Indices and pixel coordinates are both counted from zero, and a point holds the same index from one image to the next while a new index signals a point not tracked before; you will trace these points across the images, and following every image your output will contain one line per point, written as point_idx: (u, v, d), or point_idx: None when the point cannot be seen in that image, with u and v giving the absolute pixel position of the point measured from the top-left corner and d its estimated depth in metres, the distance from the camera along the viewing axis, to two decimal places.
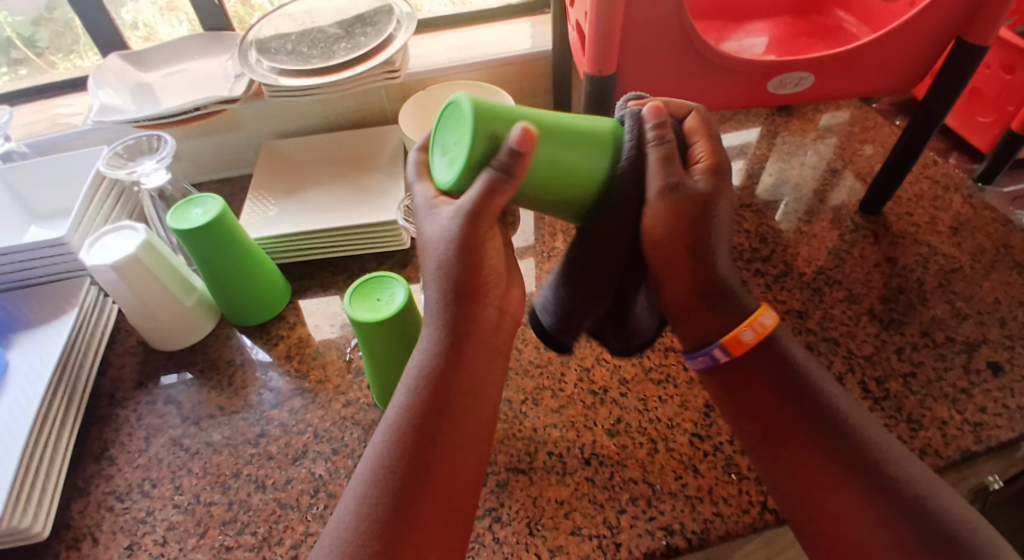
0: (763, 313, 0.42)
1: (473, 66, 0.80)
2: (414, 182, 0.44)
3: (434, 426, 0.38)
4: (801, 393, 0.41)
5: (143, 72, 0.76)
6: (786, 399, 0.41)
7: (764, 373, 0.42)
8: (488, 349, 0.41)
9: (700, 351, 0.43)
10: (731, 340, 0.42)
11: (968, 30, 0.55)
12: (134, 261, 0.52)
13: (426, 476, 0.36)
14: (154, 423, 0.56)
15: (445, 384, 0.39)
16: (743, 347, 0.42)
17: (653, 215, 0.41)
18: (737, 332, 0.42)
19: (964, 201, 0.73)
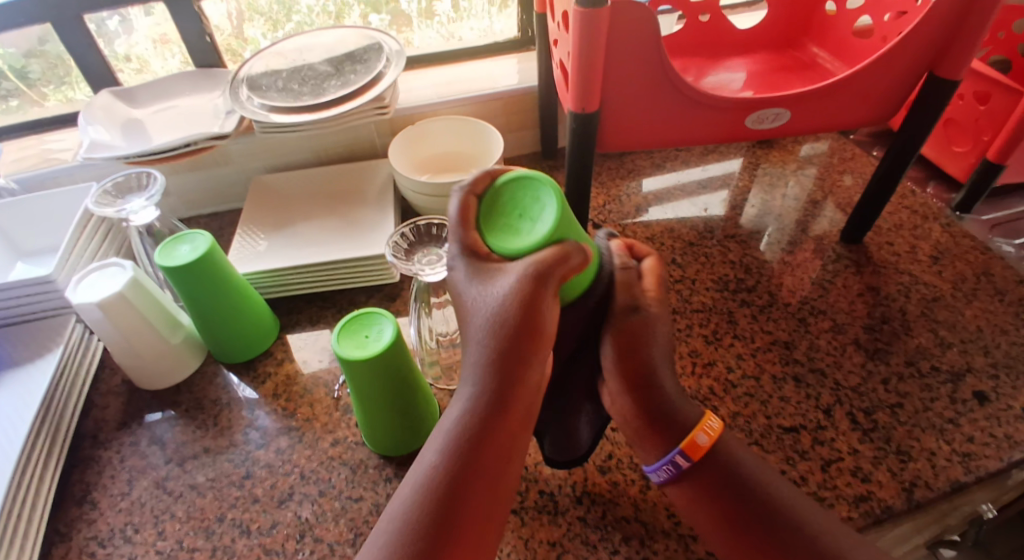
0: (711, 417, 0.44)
1: (461, 100, 0.81)
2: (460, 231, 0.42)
3: (465, 486, 0.38)
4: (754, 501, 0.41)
5: (133, 108, 0.77)
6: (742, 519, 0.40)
7: (718, 482, 0.42)
8: (522, 414, 0.42)
9: (662, 461, 0.43)
10: (689, 447, 0.42)
11: (939, 65, 0.57)
12: (120, 299, 0.52)
13: (449, 541, 0.37)
14: (138, 464, 0.55)
15: (483, 439, 0.40)
16: (700, 450, 0.42)
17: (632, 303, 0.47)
18: (693, 436, 0.43)
19: (943, 229, 0.75)
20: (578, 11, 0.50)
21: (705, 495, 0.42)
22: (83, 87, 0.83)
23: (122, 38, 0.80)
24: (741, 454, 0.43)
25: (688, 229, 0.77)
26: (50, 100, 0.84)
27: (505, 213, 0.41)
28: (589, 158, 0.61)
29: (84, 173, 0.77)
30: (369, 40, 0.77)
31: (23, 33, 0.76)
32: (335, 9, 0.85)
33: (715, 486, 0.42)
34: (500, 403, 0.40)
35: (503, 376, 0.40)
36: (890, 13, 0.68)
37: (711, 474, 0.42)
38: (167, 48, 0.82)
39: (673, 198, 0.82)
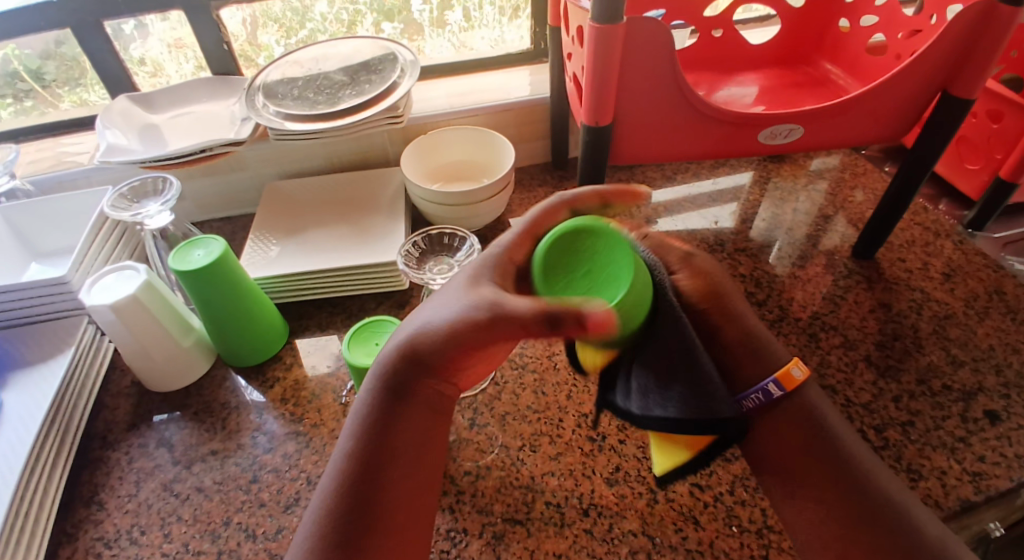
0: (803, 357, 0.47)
1: (474, 110, 0.82)
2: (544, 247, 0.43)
3: (376, 473, 0.41)
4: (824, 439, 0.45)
5: (150, 113, 0.78)
6: (818, 458, 0.44)
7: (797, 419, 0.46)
8: (430, 405, 0.44)
9: (754, 388, 0.46)
10: (784, 376, 0.45)
11: (953, 84, 0.57)
12: (133, 302, 0.52)
13: (364, 524, 0.39)
14: (145, 466, 0.55)
15: (393, 430, 0.42)
16: (795, 381, 0.45)
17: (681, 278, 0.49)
18: (788, 369, 0.45)
19: (955, 246, 0.74)
20: (593, 25, 0.51)
21: (787, 431, 0.46)
22: (98, 88, 0.84)
23: (138, 42, 0.81)
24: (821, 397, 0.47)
25: (697, 241, 0.77)
26: (64, 101, 0.86)
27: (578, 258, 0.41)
28: (600, 170, 0.61)
29: (100, 175, 0.78)
30: (384, 50, 0.78)
31: (40, 35, 0.78)
32: (350, 17, 0.86)
33: (796, 424, 0.45)
34: (406, 396, 0.43)
35: (411, 371, 0.43)
36: (903, 31, 0.68)
37: (798, 411, 0.46)
38: (182, 52, 0.83)
39: (683, 210, 0.82)
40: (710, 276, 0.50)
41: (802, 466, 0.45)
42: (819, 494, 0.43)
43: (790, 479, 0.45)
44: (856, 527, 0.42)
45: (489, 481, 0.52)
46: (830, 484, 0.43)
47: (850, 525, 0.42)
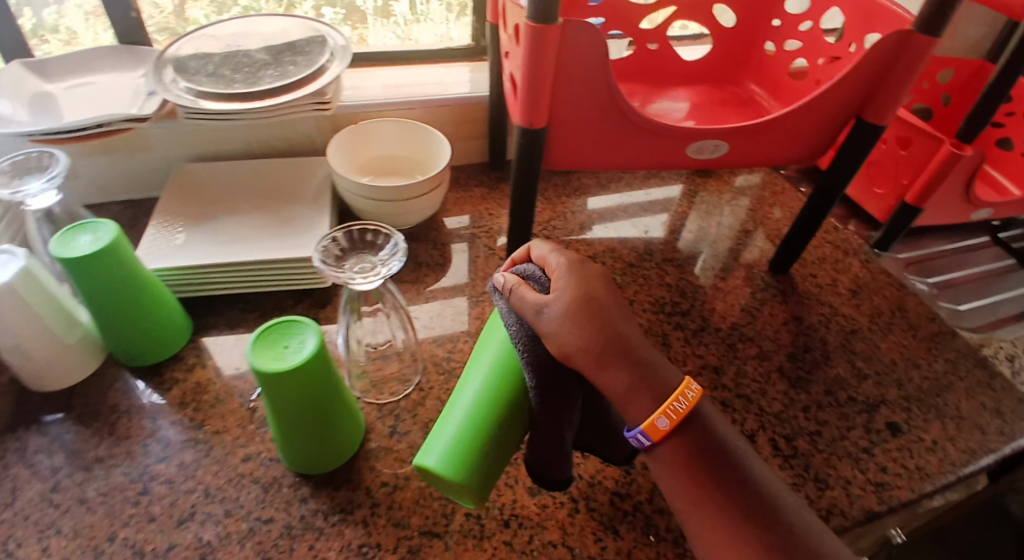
0: (677, 398, 0.42)
1: (410, 104, 0.79)
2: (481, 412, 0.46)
3: None
4: (721, 462, 0.41)
5: (45, 82, 0.70)
6: (720, 475, 0.40)
7: (693, 443, 0.41)
8: None
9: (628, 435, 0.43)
10: (649, 428, 0.41)
11: (866, 110, 0.61)
12: (7, 291, 0.46)
13: None
14: (17, 476, 0.49)
15: None
16: (660, 432, 0.41)
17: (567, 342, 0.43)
18: (653, 419, 0.41)
19: (862, 264, 0.79)
20: (527, 24, 0.49)
21: (681, 458, 0.41)
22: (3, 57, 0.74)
23: (53, 7, 0.72)
24: (713, 417, 0.44)
25: (628, 249, 0.78)
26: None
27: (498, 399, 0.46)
28: (532, 174, 0.60)
29: None
30: (313, 32, 0.74)
31: None
32: None
33: (690, 449, 0.41)
34: None
35: None
36: (823, 58, 0.72)
37: (690, 436, 0.42)
38: (97, 19, 0.75)
39: (616, 218, 0.83)
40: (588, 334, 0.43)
41: (703, 492, 0.40)
42: (726, 518, 0.39)
43: (693, 509, 0.40)
44: (764, 553, 0.38)
45: (408, 492, 0.50)
46: (733, 503, 0.39)
47: (758, 553, 0.38)
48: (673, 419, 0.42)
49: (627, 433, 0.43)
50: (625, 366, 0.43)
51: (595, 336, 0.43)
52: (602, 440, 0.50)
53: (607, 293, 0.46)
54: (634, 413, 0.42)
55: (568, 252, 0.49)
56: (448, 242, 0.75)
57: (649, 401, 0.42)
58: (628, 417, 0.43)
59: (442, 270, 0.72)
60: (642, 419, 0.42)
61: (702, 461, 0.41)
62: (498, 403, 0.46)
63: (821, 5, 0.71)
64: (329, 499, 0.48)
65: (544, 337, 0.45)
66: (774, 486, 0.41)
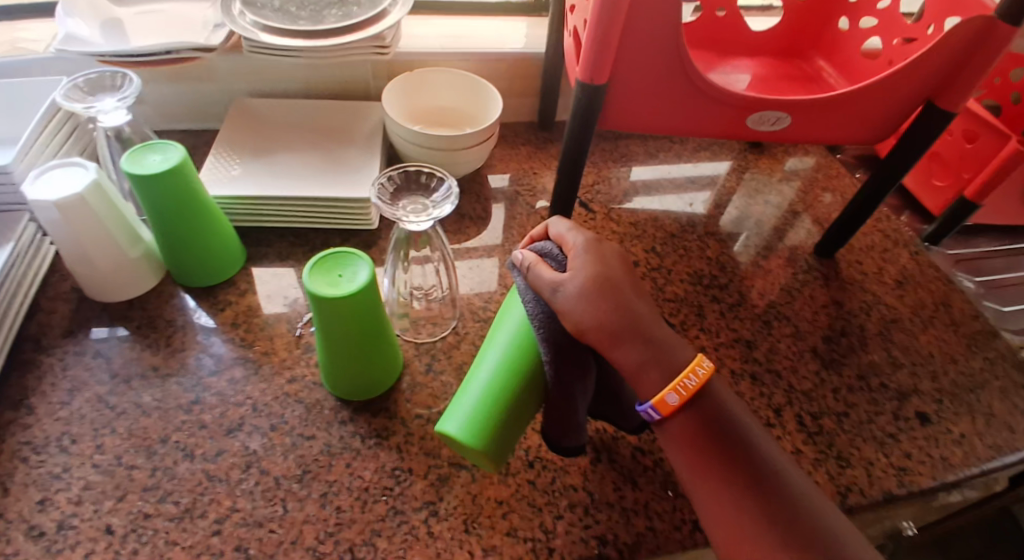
0: (686, 376, 0.43)
1: (464, 55, 0.79)
2: (498, 386, 0.46)
3: None
4: (731, 437, 0.42)
5: (116, 6, 0.72)
6: (729, 449, 0.42)
7: (703, 419, 0.43)
8: None
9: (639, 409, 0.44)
10: (659, 403, 0.43)
11: (939, 96, 0.59)
12: (80, 202, 0.49)
13: None
14: (80, 375, 0.52)
15: None
16: (669, 409, 0.43)
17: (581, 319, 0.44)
18: (663, 395, 0.43)
19: (910, 256, 0.78)
20: None
21: (690, 433, 0.42)
22: None
23: None
24: (726, 394, 0.45)
25: (670, 220, 0.78)
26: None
27: (517, 371, 0.47)
28: (588, 135, 0.61)
29: (56, 66, 0.72)
30: None
31: None
32: None
33: (699, 425, 0.42)
34: None
35: None
36: (899, 38, 0.69)
37: (699, 412, 0.43)
38: None
39: (660, 189, 0.83)
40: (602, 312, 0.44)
41: (712, 465, 0.41)
42: (729, 488, 0.40)
43: (699, 480, 0.42)
44: (766, 524, 0.39)
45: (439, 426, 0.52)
46: (741, 476, 0.41)
47: (761, 523, 0.39)
48: (684, 394, 0.43)
49: (638, 407, 0.44)
50: (638, 344, 0.44)
51: (608, 318, 0.44)
52: (615, 410, 0.51)
53: (622, 276, 0.47)
54: (645, 390, 0.44)
55: (586, 233, 0.50)
56: (491, 197, 0.76)
57: (660, 377, 0.43)
58: (639, 392, 0.44)
59: (484, 224, 0.73)
60: (653, 395, 0.43)
61: (710, 434, 0.42)
62: (515, 376, 0.47)
63: None
64: (367, 424, 0.51)
65: (559, 314, 0.46)
66: (780, 461, 0.42)
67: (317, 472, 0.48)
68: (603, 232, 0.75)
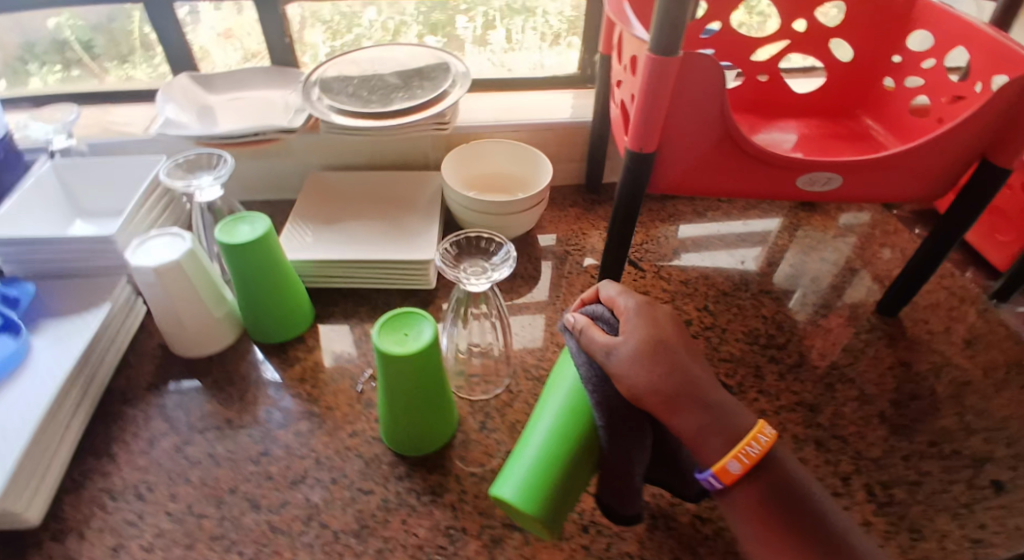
0: (749, 442, 0.42)
1: (517, 126, 0.84)
2: (550, 453, 0.46)
3: None
4: (797, 507, 0.41)
5: (209, 94, 0.82)
6: (795, 519, 0.40)
7: (766, 488, 0.41)
8: None
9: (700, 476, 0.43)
10: (721, 471, 0.42)
11: (994, 153, 0.58)
12: (176, 267, 0.55)
13: None
14: (160, 426, 0.56)
15: None
16: (731, 477, 0.42)
17: (634, 382, 0.45)
18: (724, 462, 0.42)
19: (980, 314, 0.74)
20: (647, 56, 0.52)
21: (753, 502, 0.41)
22: (142, 65, 0.89)
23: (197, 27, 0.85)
24: (791, 462, 0.43)
25: (722, 278, 0.78)
26: (109, 75, 0.90)
27: (570, 438, 0.47)
28: (637, 199, 0.63)
29: (153, 145, 0.81)
30: (438, 60, 0.81)
31: (97, 10, 0.83)
32: (395, 26, 0.90)
33: (763, 494, 0.41)
34: None
35: None
36: (948, 97, 0.69)
37: (763, 481, 0.42)
38: (230, 41, 0.88)
39: (711, 247, 0.83)
40: (654, 376, 0.44)
41: (779, 536, 0.40)
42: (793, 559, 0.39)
43: (766, 553, 0.40)
44: None
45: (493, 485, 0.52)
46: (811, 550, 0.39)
47: None
48: (746, 463, 0.42)
49: (700, 474, 0.43)
50: (696, 409, 0.43)
51: (663, 381, 0.44)
52: (673, 476, 0.50)
53: (675, 338, 0.47)
54: (706, 456, 0.43)
55: (637, 295, 0.51)
56: (542, 256, 0.79)
57: (722, 443, 0.42)
58: (701, 459, 0.43)
59: (535, 282, 0.75)
60: (713, 462, 0.42)
61: (772, 499, 0.41)
62: (570, 437, 0.47)
63: (947, 45, 0.68)
64: (422, 480, 0.52)
65: (613, 378, 0.46)
66: (849, 530, 0.40)
67: (374, 527, 0.49)
68: (655, 290, 0.76)
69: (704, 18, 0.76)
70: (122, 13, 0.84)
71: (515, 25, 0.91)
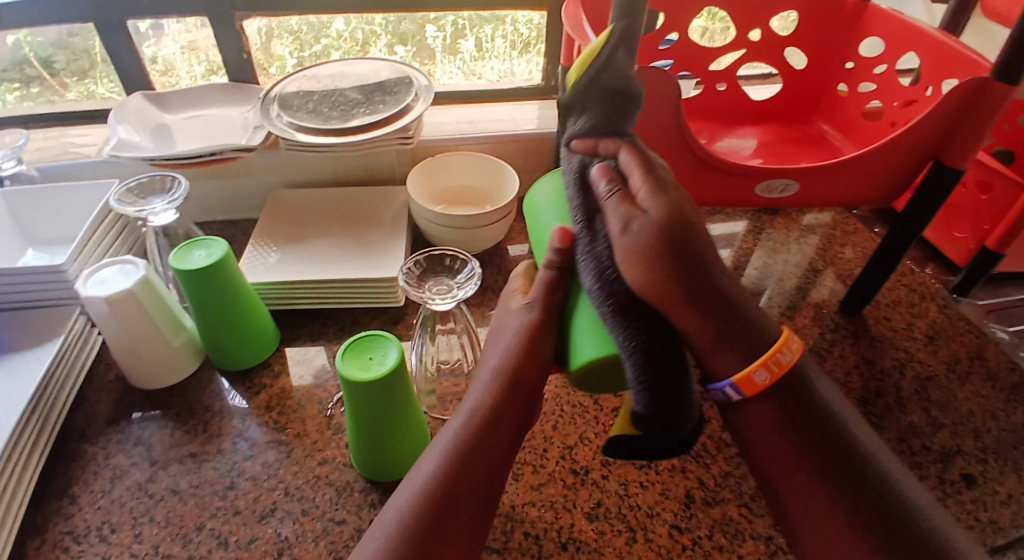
0: (781, 350, 0.43)
1: (481, 139, 0.84)
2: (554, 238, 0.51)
3: None
4: (812, 425, 0.42)
5: (164, 113, 0.79)
6: (814, 431, 0.41)
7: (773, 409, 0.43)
8: None
9: (718, 384, 0.44)
10: (743, 381, 0.42)
11: (944, 153, 0.60)
12: (130, 296, 0.52)
13: None
14: (121, 463, 0.54)
15: None
16: (754, 388, 0.43)
17: (635, 245, 0.43)
18: (748, 372, 0.42)
19: (939, 309, 0.76)
20: None
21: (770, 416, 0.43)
22: (107, 81, 0.86)
23: (151, 41, 0.83)
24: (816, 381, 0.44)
25: None
26: (71, 91, 0.87)
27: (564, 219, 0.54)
28: None
29: (107, 168, 0.79)
30: (399, 73, 0.80)
31: (56, 25, 0.79)
32: (363, 37, 0.89)
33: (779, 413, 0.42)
34: None
35: None
36: (899, 101, 0.71)
37: (784, 399, 0.43)
38: (195, 54, 0.85)
39: None
40: (654, 255, 0.43)
41: (794, 453, 0.42)
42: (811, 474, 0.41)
43: (781, 468, 0.42)
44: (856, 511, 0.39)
45: None
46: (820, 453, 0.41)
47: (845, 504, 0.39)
48: (773, 372, 0.42)
49: (719, 385, 0.44)
50: (701, 307, 0.43)
51: (676, 280, 0.43)
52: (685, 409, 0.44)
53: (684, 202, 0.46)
54: (725, 367, 0.44)
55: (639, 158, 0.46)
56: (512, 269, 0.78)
57: (741, 357, 0.43)
58: (718, 370, 0.44)
59: None
60: (734, 372, 0.43)
61: (792, 414, 0.42)
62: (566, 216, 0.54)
63: (898, 47, 0.71)
64: None
65: (631, 249, 0.43)
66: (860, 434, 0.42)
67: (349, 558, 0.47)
68: None
69: (661, 29, 0.76)
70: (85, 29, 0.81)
71: (485, 33, 0.91)
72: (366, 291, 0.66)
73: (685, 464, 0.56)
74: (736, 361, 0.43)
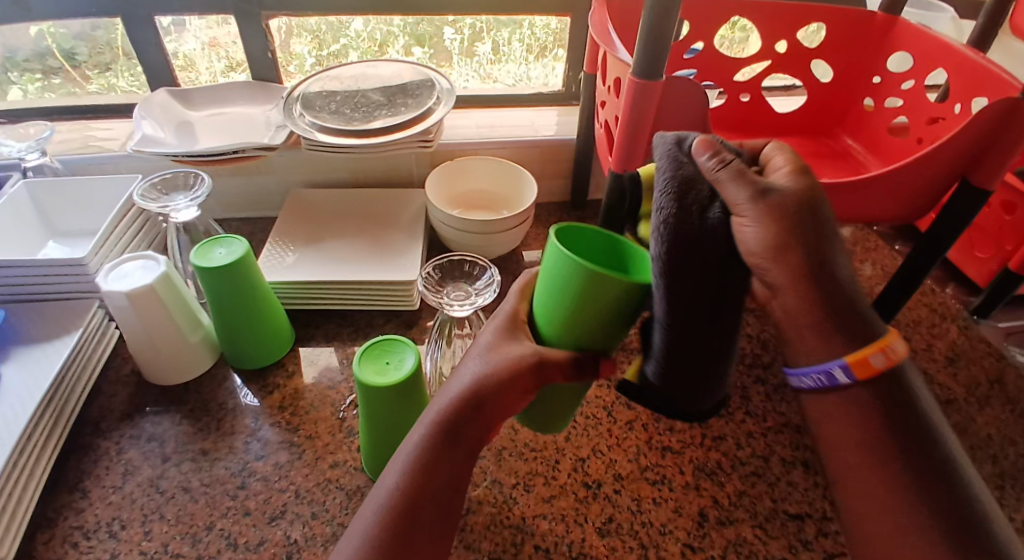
0: (894, 338, 0.36)
1: (500, 143, 0.84)
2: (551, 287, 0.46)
3: None
4: (902, 423, 0.36)
5: (187, 109, 0.80)
6: (900, 428, 0.36)
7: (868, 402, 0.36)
8: None
9: (815, 369, 0.36)
10: (857, 363, 0.35)
11: (972, 172, 0.59)
12: (149, 291, 0.53)
13: None
14: (134, 459, 0.54)
15: None
16: (870, 371, 0.35)
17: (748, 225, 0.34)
18: (863, 355, 0.35)
19: (960, 330, 0.75)
20: (631, 80, 0.52)
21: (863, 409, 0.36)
22: (128, 74, 0.86)
23: (173, 36, 0.83)
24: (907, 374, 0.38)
25: None
26: (92, 83, 0.88)
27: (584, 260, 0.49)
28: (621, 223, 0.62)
29: (128, 163, 0.79)
30: (421, 76, 0.80)
31: (80, 19, 0.80)
32: (382, 38, 0.89)
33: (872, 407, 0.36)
34: None
35: None
36: (926, 118, 0.70)
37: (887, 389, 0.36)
38: (216, 51, 0.85)
39: None
40: (782, 222, 0.34)
41: (874, 445, 0.36)
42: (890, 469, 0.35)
43: (855, 463, 0.37)
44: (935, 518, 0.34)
45: (479, 517, 0.52)
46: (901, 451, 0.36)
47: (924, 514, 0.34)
48: (888, 361, 0.36)
49: (818, 370, 0.36)
50: (814, 294, 0.35)
51: (795, 251, 0.34)
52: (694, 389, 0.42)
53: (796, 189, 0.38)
54: (823, 350, 0.36)
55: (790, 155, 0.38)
56: None
57: (843, 338, 0.36)
58: (820, 355, 0.36)
59: None
60: (846, 353, 0.36)
61: (885, 405, 0.36)
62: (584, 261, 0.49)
63: (927, 64, 0.70)
64: None
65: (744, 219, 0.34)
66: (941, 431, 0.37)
67: None
68: None
69: (686, 39, 0.76)
70: (107, 23, 0.81)
71: (502, 37, 0.91)
72: (382, 294, 0.65)
73: (699, 481, 0.55)
74: (843, 341, 0.36)
